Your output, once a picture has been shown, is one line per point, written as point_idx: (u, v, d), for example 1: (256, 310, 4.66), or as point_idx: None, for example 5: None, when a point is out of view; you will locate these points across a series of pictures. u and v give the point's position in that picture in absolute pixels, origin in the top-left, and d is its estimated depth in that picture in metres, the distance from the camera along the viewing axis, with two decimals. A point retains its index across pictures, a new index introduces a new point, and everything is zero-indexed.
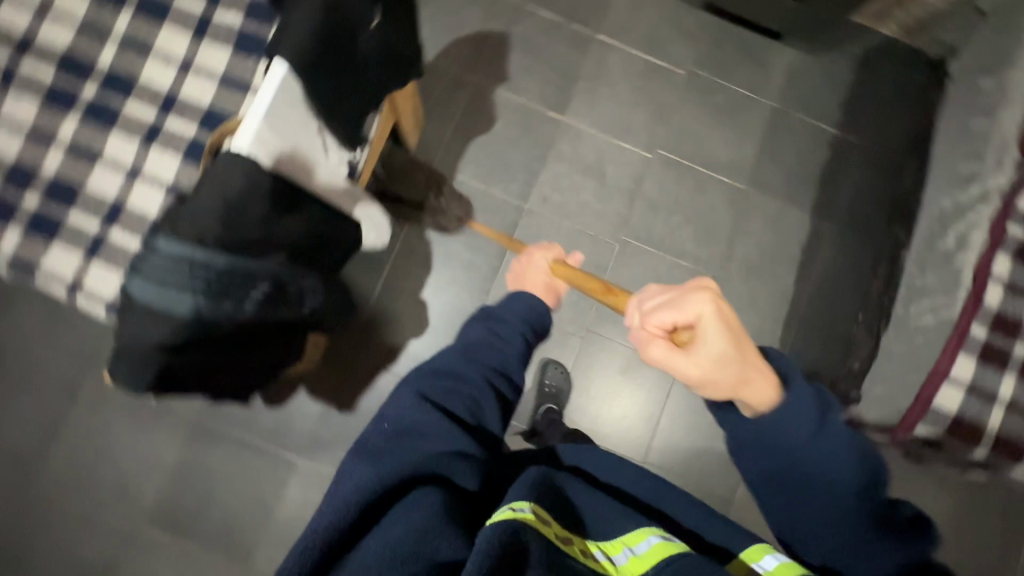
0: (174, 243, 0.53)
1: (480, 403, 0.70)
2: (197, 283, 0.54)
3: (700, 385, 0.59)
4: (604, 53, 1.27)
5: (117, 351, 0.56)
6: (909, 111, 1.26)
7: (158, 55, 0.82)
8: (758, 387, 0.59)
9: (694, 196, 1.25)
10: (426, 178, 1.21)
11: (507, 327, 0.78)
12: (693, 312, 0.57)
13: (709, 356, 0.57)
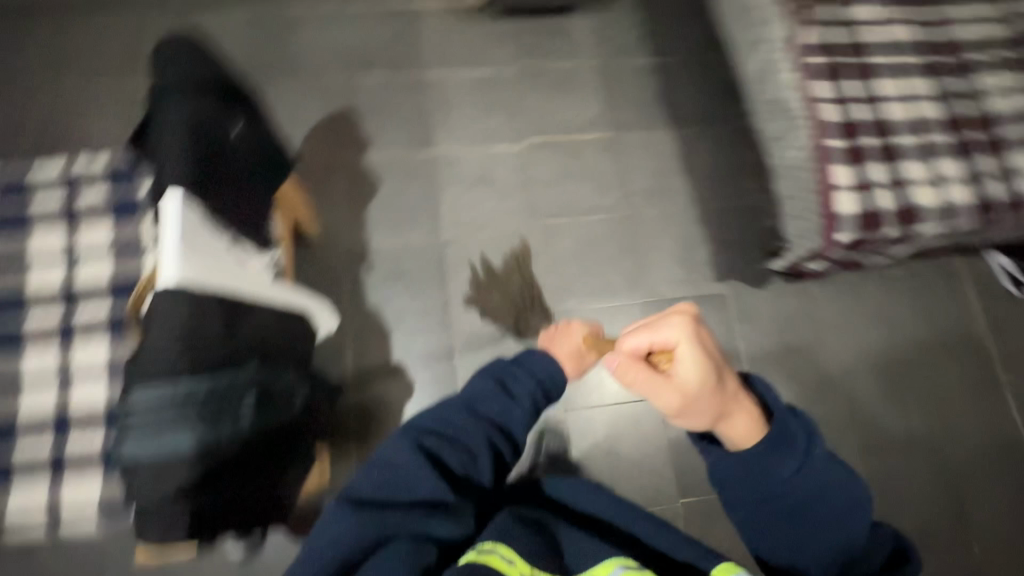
0: (151, 390, 0.55)
1: (476, 458, 0.68)
2: (190, 416, 0.56)
3: (682, 409, 0.68)
4: (440, 83, 1.40)
5: (142, 513, 0.57)
6: (694, 20, 1.49)
7: (39, 259, 0.82)
8: (736, 420, 0.67)
9: (575, 159, 1.38)
10: (511, 294, 1.21)
11: (518, 383, 0.76)
12: (671, 337, 0.72)
13: (686, 378, 0.69)
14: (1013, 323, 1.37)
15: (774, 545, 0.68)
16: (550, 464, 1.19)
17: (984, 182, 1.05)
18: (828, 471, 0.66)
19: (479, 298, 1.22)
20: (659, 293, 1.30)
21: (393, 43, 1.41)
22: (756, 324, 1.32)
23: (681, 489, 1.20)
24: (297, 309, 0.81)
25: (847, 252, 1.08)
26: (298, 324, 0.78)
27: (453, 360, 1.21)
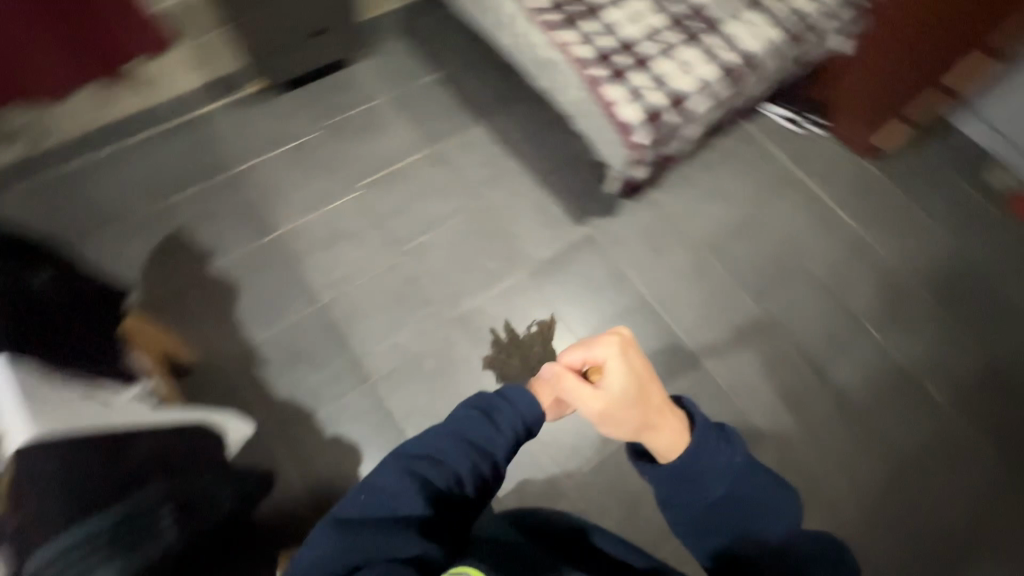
0: (46, 546, 0.55)
1: (459, 478, 0.66)
2: (98, 554, 0.55)
3: (604, 416, 0.72)
4: (256, 171, 1.42)
5: None
6: (454, 29, 1.66)
7: None
8: (659, 431, 0.70)
9: (411, 181, 1.46)
10: (532, 362, 1.28)
11: (504, 414, 0.70)
12: (601, 355, 0.74)
13: (612, 392, 0.72)
14: (804, 151, 1.66)
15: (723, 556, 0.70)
16: None
17: (717, 53, 1.27)
18: (751, 475, 0.69)
19: (499, 361, 1.28)
20: (536, 257, 1.40)
21: (195, 155, 1.42)
22: (626, 243, 1.46)
23: None
24: (200, 426, 0.79)
25: (653, 150, 1.25)
26: (203, 435, 0.77)
27: (385, 406, 1.20)
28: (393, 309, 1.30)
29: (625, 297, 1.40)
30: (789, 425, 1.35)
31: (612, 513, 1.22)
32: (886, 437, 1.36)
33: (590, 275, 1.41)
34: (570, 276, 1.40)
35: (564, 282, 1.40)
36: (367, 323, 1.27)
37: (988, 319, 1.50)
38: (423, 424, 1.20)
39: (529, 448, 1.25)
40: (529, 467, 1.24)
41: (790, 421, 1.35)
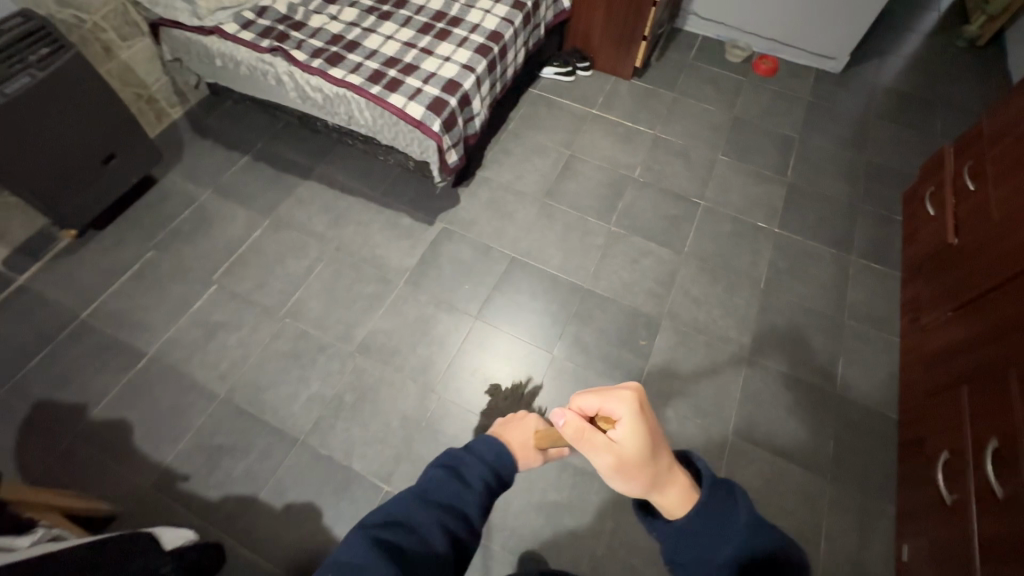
0: None
1: (431, 535, 0.59)
2: None
3: (615, 474, 0.59)
4: (102, 311, 1.38)
5: None
6: (246, 115, 1.76)
7: None
8: (672, 492, 0.58)
9: (262, 253, 1.50)
10: (439, 353, 1.36)
11: (470, 468, 0.67)
12: (615, 408, 0.60)
13: (624, 448, 0.58)
14: (583, 94, 1.94)
15: None
16: (465, 428, 1.27)
17: (468, 40, 1.48)
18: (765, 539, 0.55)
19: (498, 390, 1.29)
20: (406, 266, 1.50)
21: (29, 325, 1.35)
22: (479, 222, 1.60)
23: (548, 347, 1.39)
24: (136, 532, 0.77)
25: (455, 132, 1.40)
26: (143, 535, 0.77)
27: (324, 455, 1.21)
28: (293, 368, 1.32)
29: (497, 262, 1.53)
30: (673, 296, 1.49)
31: None
32: (758, 270, 1.55)
33: (459, 259, 1.53)
34: (444, 268, 1.51)
35: (441, 274, 1.50)
36: (275, 393, 1.28)
37: (773, 155, 1.83)
38: (366, 452, 1.22)
39: (469, 426, 1.27)
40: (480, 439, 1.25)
41: (672, 292, 1.50)
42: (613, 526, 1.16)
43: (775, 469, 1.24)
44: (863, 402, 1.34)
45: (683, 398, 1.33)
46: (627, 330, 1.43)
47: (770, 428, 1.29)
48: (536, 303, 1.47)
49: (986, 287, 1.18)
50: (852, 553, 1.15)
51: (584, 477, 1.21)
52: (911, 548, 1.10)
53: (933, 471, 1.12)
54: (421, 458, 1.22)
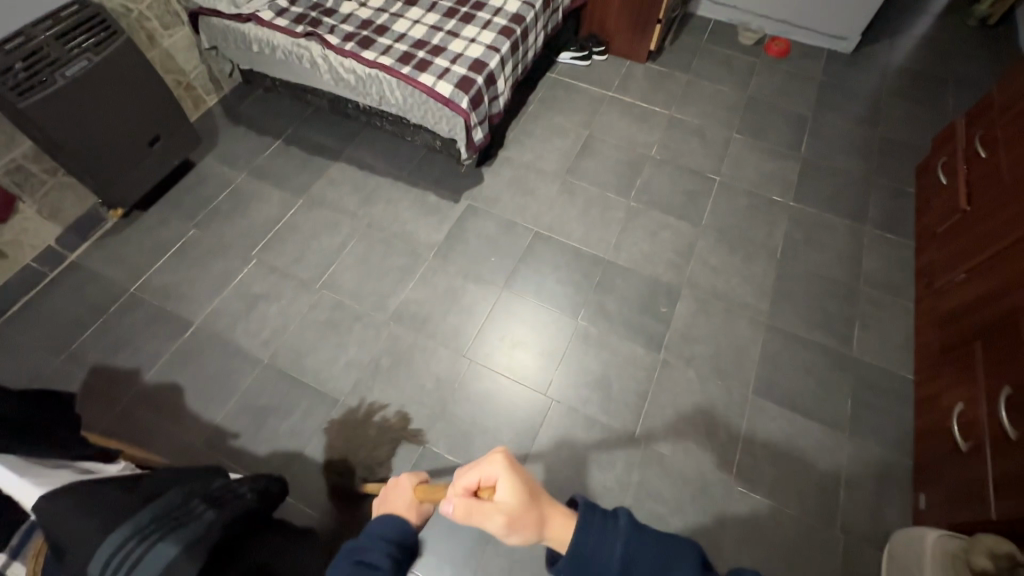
0: (100, 549, 0.57)
1: None
2: (151, 531, 0.59)
3: (511, 535, 0.55)
4: (149, 285, 1.46)
5: None
6: (276, 103, 1.84)
7: None
8: (556, 522, 0.57)
9: (297, 230, 1.57)
10: (468, 321, 1.43)
11: (371, 549, 0.62)
12: (490, 473, 0.58)
13: (507, 504, 0.56)
14: (600, 77, 2.00)
15: None
16: (495, 389, 1.33)
17: (492, 23, 1.54)
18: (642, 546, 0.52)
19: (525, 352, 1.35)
20: (434, 241, 1.57)
21: (83, 298, 1.43)
22: (502, 199, 1.66)
23: (572, 314, 1.45)
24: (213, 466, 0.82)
25: (480, 110, 1.46)
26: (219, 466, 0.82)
27: (363, 413, 1.28)
28: (332, 335, 1.39)
29: (521, 235, 1.59)
30: (692, 266, 1.55)
31: (595, 400, 1.32)
32: (773, 241, 1.60)
33: (485, 234, 1.59)
34: (470, 242, 1.57)
35: (467, 248, 1.56)
36: (315, 357, 1.35)
37: (787, 132, 1.88)
38: (403, 410, 1.28)
39: (499, 387, 1.33)
40: (512, 398, 1.32)
41: (690, 262, 1.55)
42: (639, 477, 1.22)
43: (794, 425, 1.29)
44: (880, 363, 1.39)
45: (703, 361, 1.38)
46: (648, 298, 1.48)
47: (789, 388, 1.34)
48: (559, 274, 1.53)
49: (996, 246, 1.23)
50: (870, 502, 1.20)
51: (610, 433, 1.27)
52: (928, 497, 1.15)
53: (949, 422, 1.17)
54: (454, 416, 1.28)
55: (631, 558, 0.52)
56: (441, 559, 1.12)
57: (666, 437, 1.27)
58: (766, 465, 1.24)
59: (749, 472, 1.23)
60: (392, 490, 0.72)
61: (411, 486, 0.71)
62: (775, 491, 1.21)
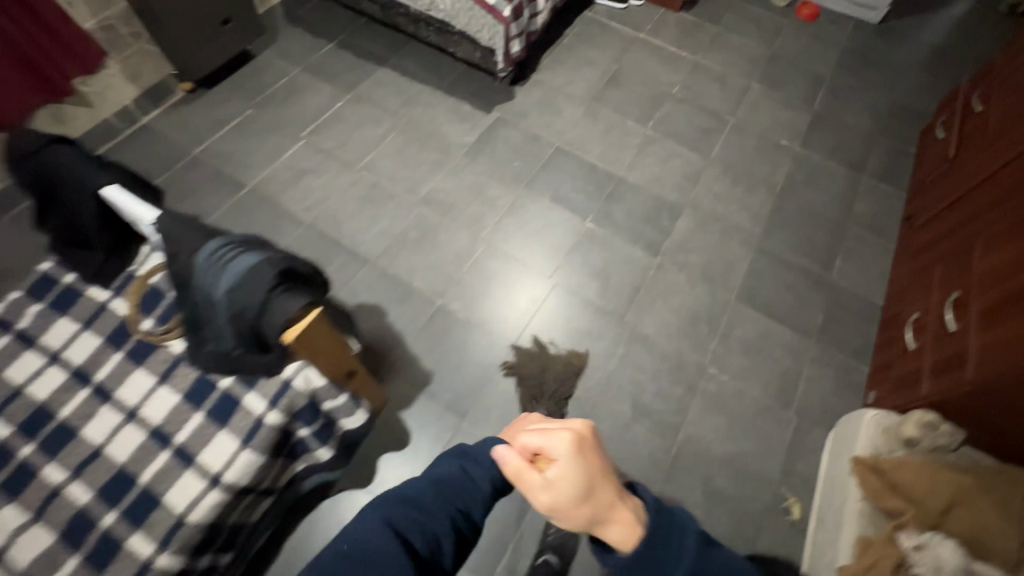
0: (203, 249, 0.76)
1: (440, 540, 0.71)
2: (238, 244, 0.77)
3: (551, 514, 0.61)
4: (209, 151, 1.64)
5: (250, 313, 0.73)
6: (332, 11, 1.99)
7: (54, 401, 0.86)
8: (615, 528, 0.62)
9: (343, 121, 1.74)
10: (487, 212, 1.59)
11: (482, 465, 0.79)
12: (554, 449, 0.63)
13: (558, 492, 0.60)
14: (634, 20, 2.12)
15: None
16: (506, 268, 1.50)
17: None
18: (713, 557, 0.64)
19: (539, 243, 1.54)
20: (464, 144, 1.72)
21: (151, 154, 1.62)
22: (530, 115, 1.81)
23: (581, 218, 1.61)
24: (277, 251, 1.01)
25: (520, 22, 1.61)
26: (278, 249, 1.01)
27: (390, 273, 1.46)
28: (368, 209, 1.57)
29: (543, 148, 1.74)
30: (697, 190, 1.69)
31: (595, 287, 1.49)
32: (773, 179, 1.74)
33: (511, 142, 1.74)
34: (497, 148, 1.73)
35: (494, 153, 1.72)
36: (351, 225, 1.53)
37: (803, 88, 1.99)
38: (425, 275, 1.47)
39: (510, 267, 1.50)
40: (520, 277, 1.49)
41: (695, 188, 1.70)
42: (624, 351, 1.39)
43: (768, 328, 1.45)
44: (854, 287, 1.53)
45: (694, 267, 1.54)
46: (652, 212, 1.64)
47: (769, 299, 1.49)
48: (574, 183, 1.68)
49: (975, 180, 1.34)
50: (826, 395, 1.35)
51: (604, 315, 1.44)
52: (877, 392, 1.31)
53: (904, 329, 1.32)
54: (468, 286, 1.46)
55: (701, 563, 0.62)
56: (447, 389, 1.31)
57: (651, 324, 1.43)
58: (738, 354, 1.40)
59: (721, 358, 1.39)
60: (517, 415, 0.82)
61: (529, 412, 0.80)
62: (743, 376, 1.37)
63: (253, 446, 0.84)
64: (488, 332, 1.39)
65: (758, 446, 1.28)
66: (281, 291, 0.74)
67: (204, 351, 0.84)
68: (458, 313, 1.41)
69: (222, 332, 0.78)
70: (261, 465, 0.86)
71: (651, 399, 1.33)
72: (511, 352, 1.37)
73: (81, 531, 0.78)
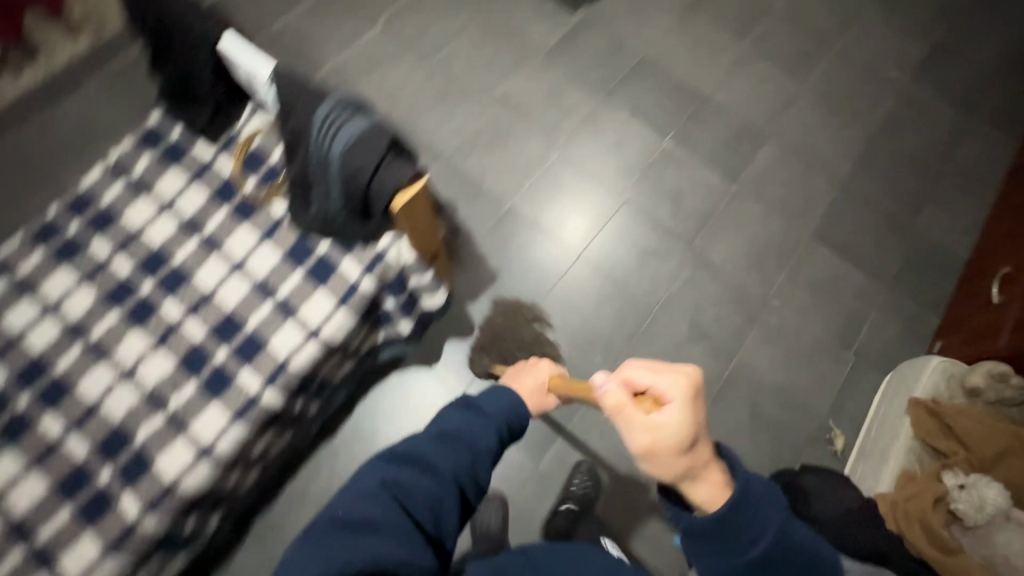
0: (320, 106, 0.79)
1: (443, 503, 0.65)
2: (353, 105, 0.80)
3: (643, 456, 0.59)
4: (287, 27, 1.61)
5: (366, 172, 0.77)
6: None
7: (172, 248, 0.95)
8: (704, 487, 0.58)
9: (421, 7, 1.66)
10: (563, 119, 1.54)
11: (487, 417, 0.73)
12: (667, 391, 0.60)
13: (664, 434, 0.57)
14: None
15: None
16: (578, 178, 1.48)
17: None
18: (795, 529, 0.59)
19: (612, 157, 1.51)
20: (545, 44, 1.64)
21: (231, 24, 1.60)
22: (618, 18, 1.69)
23: (659, 135, 1.54)
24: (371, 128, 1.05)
25: None
26: None
27: (461, 170, 1.46)
28: (443, 103, 1.54)
29: (628, 56, 1.64)
30: (787, 118, 1.59)
31: (666, 207, 1.46)
32: (872, 114, 1.61)
33: (595, 47, 1.65)
34: (580, 52, 1.64)
35: (575, 56, 1.63)
36: (426, 118, 1.52)
37: (926, 14, 1.78)
38: (496, 177, 1.46)
39: (583, 178, 1.48)
40: (592, 188, 1.47)
41: (785, 115, 1.60)
42: (688, 273, 1.38)
43: (840, 267, 1.41)
44: (940, 237, 1.46)
45: (771, 198, 1.48)
46: (736, 137, 1.56)
47: (845, 239, 1.44)
48: (656, 97, 1.60)
49: None
50: (889, 340, 1.34)
51: (671, 236, 1.43)
52: (943, 343, 1.29)
53: (988, 283, 1.28)
54: (538, 193, 1.45)
55: (776, 552, 0.57)
56: (512, 287, 1.35)
57: (720, 250, 1.41)
58: (804, 290, 1.38)
59: (786, 291, 1.38)
60: (536, 369, 0.91)
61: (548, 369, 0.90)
62: (806, 311, 1.36)
63: (346, 308, 0.90)
64: (555, 239, 1.40)
65: (810, 378, 1.30)
66: (392, 157, 0.78)
67: (310, 212, 0.89)
68: (527, 217, 1.42)
69: (331, 191, 0.82)
70: (353, 328, 0.92)
71: (711, 322, 1.34)
72: (576, 262, 1.38)
73: (200, 361, 0.88)
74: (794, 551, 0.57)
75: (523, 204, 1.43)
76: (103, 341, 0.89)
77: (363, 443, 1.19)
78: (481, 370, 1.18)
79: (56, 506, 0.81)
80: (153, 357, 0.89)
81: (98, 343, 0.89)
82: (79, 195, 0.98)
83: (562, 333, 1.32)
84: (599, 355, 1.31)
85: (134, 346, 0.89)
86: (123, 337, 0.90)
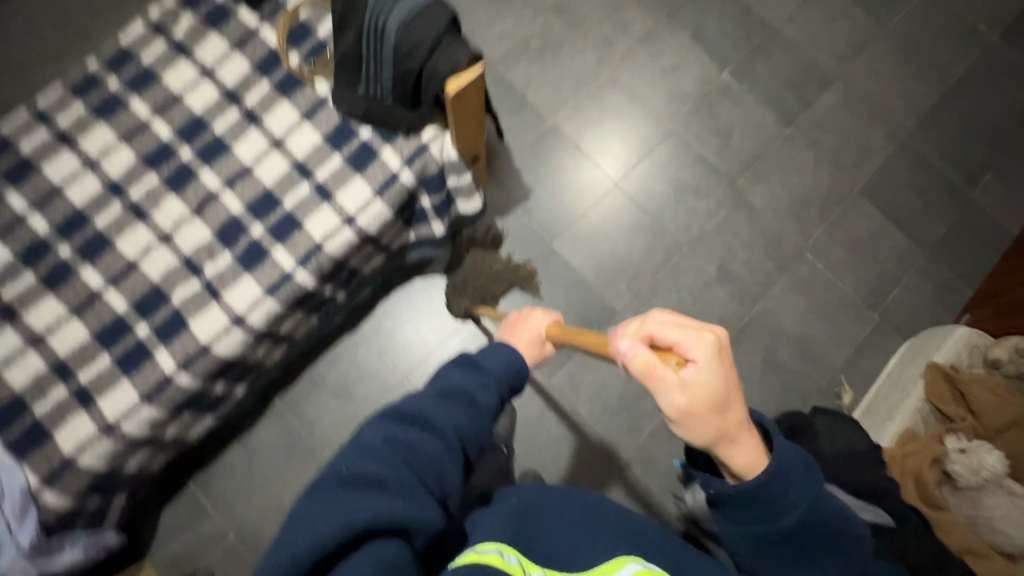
0: None
1: (450, 462, 0.56)
2: None
3: (677, 420, 0.55)
4: None
5: (420, 51, 0.76)
6: None
7: (211, 116, 0.93)
8: (741, 451, 0.57)
9: None
10: (618, 36, 1.44)
11: (488, 371, 0.64)
12: (697, 350, 0.54)
13: (699, 396, 0.54)
14: None
15: (736, 537, 0.61)
16: (624, 102, 1.41)
17: None
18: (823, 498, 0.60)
19: (665, 85, 1.42)
20: None
21: None
22: None
23: (718, 67, 1.45)
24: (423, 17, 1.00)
25: None
26: None
27: (505, 80, 1.39)
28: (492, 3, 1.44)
29: None
30: (858, 63, 1.48)
31: (713, 143, 1.39)
32: (950, 69, 1.49)
33: None
34: None
35: None
36: (473, 18, 1.43)
37: None
38: (541, 90, 1.39)
39: (630, 103, 1.41)
40: (638, 115, 1.40)
41: (856, 59, 1.48)
42: (725, 214, 1.35)
43: (882, 228, 1.37)
44: (993, 210, 1.40)
45: (824, 147, 1.41)
46: (799, 77, 1.46)
47: (893, 199, 1.39)
48: (721, 23, 1.48)
49: None
50: (918, 306, 1.32)
51: (714, 174, 1.38)
52: (971, 316, 1.27)
53: None
54: (582, 113, 1.39)
55: (807, 517, 0.58)
56: (543, 207, 1.33)
57: (761, 195, 1.37)
58: (841, 246, 1.35)
59: (822, 245, 1.34)
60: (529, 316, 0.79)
61: (542, 317, 0.77)
62: (838, 267, 1.33)
63: (383, 198, 0.89)
64: (594, 164, 1.36)
65: (829, 333, 1.30)
66: (449, 40, 0.76)
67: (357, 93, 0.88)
68: (568, 137, 1.37)
69: (383, 69, 0.81)
70: (389, 220, 0.91)
71: (740, 266, 1.32)
72: (612, 190, 1.35)
73: (235, 233, 0.89)
74: (821, 518, 0.59)
75: (564, 122, 1.37)
76: (143, 202, 0.90)
77: (383, 340, 1.22)
78: (459, 312, 1.20)
79: (95, 352, 0.85)
80: (190, 224, 0.89)
81: (138, 203, 0.90)
82: (118, 51, 0.95)
83: (588, 259, 1.31)
84: (623, 284, 1.30)
85: (171, 210, 0.90)
86: (161, 201, 0.90)
